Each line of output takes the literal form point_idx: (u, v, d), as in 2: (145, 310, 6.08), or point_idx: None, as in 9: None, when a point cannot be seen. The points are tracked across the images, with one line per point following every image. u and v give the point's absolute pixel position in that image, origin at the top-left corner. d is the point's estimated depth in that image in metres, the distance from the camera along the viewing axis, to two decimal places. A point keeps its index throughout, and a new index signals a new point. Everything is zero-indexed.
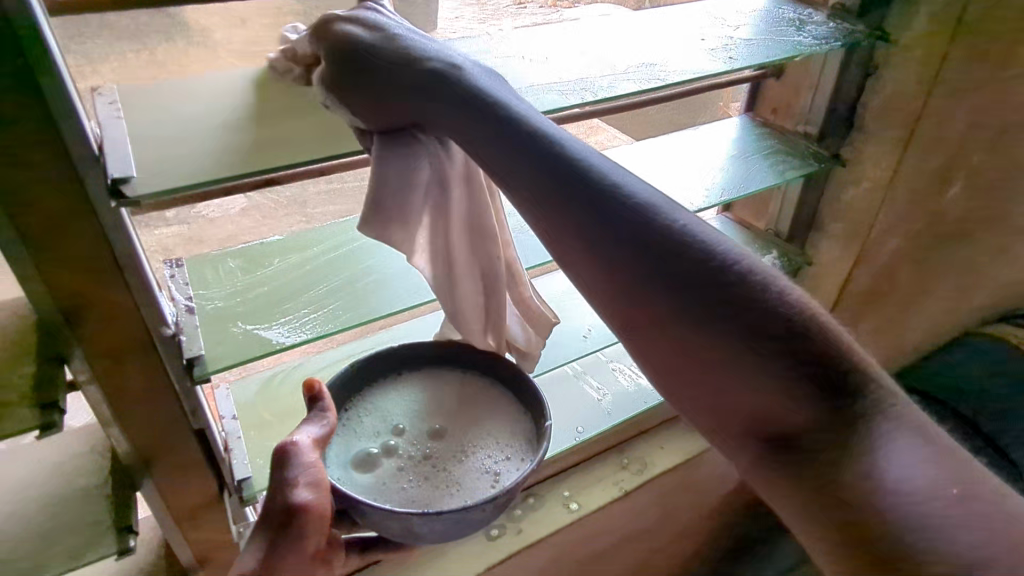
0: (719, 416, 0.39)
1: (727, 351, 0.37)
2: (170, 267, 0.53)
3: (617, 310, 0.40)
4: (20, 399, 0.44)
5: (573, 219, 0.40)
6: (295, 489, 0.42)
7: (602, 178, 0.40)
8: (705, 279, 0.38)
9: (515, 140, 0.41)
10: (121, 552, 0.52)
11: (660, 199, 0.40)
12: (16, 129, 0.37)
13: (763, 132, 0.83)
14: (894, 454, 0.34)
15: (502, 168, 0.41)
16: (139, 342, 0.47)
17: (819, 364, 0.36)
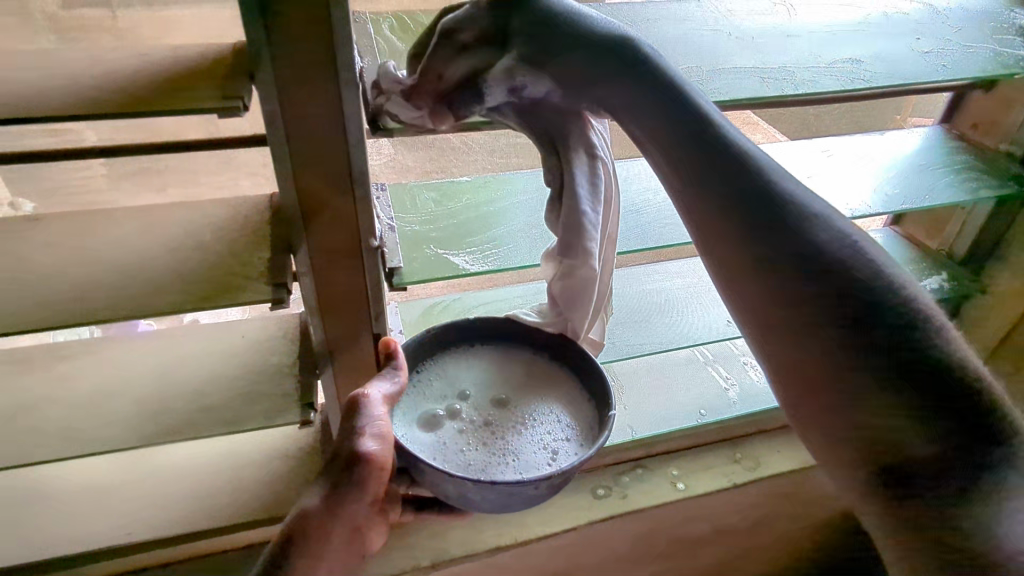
0: (852, 440, 0.46)
1: (877, 383, 0.45)
2: (376, 190, 0.61)
3: (795, 351, 0.47)
4: (259, 276, 0.52)
5: (778, 277, 0.47)
6: (363, 437, 0.53)
7: (786, 209, 0.47)
8: (858, 318, 0.45)
9: (704, 155, 0.47)
10: (302, 422, 0.60)
11: (829, 234, 0.47)
12: (305, 48, 0.44)
13: (958, 145, 0.78)
14: (993, 467, 0.44)
15: (703, 182, 0.48)
16: (352, 249, 0.55)
17: (955, 411, 0.44)
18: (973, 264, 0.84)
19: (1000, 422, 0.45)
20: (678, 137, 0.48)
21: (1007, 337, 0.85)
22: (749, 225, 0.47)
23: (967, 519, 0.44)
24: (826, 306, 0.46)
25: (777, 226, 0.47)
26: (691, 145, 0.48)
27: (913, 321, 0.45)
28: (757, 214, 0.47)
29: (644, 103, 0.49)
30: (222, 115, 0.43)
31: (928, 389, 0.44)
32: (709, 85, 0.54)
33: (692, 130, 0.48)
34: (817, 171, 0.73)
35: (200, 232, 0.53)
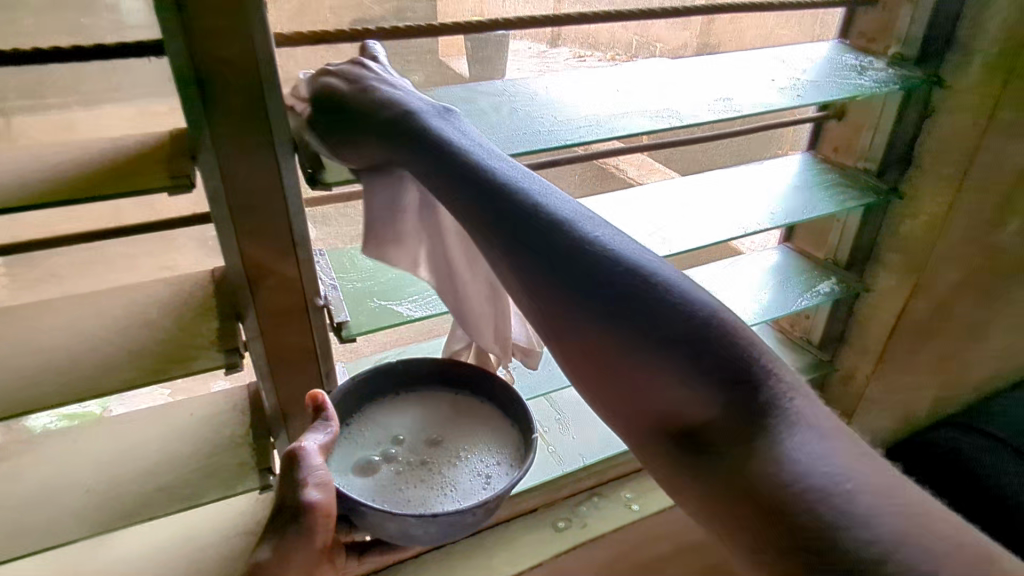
0: (635, 416, 0.40)
1: (656, 366, 0.39)
2: (316, 255, 0.64)
3: (546, 313, 0.43)
4: (210, 343, 0.54)
5: (503, 245, 0.44)
6: (306, 488, 0.51)
7: (505, 190, 0.45)
8: (589, 277, 0.41)
9: (445, 164, 0.48)
10: (262, 487, 0.62)
11: (562, 208, 0.44)
12: (243, 127, 0.48)
13: (823, 167, 0.90)
14: (789, 447, 0.35)
15: (449, 183, 0.47)
16: (298, 309, 0.58)
17: (720, 358, 0.37)
18: (856, 266, 0.95)
19: (796, 397, 0.37)
20: (426, 156, 0.49)
21: (896, 328, 0.96)
22: (497, 233, 0.44)
23: (753, 463, 0.35)
24: (574, 280, 0.41)
25: (515, 219, 0.44)
26: (428, 153, 0.49)
27: (647, 274, 0.40)
28: (501, 216, 0.44)
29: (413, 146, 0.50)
30: (171, 193, 0.46)
31: (693, 341, 0.38)
32: (605, 126, 0.62)
33: (433, 147, 0.49)
34: (711, 200, 0.83)
35: (146, 310, 0.55)
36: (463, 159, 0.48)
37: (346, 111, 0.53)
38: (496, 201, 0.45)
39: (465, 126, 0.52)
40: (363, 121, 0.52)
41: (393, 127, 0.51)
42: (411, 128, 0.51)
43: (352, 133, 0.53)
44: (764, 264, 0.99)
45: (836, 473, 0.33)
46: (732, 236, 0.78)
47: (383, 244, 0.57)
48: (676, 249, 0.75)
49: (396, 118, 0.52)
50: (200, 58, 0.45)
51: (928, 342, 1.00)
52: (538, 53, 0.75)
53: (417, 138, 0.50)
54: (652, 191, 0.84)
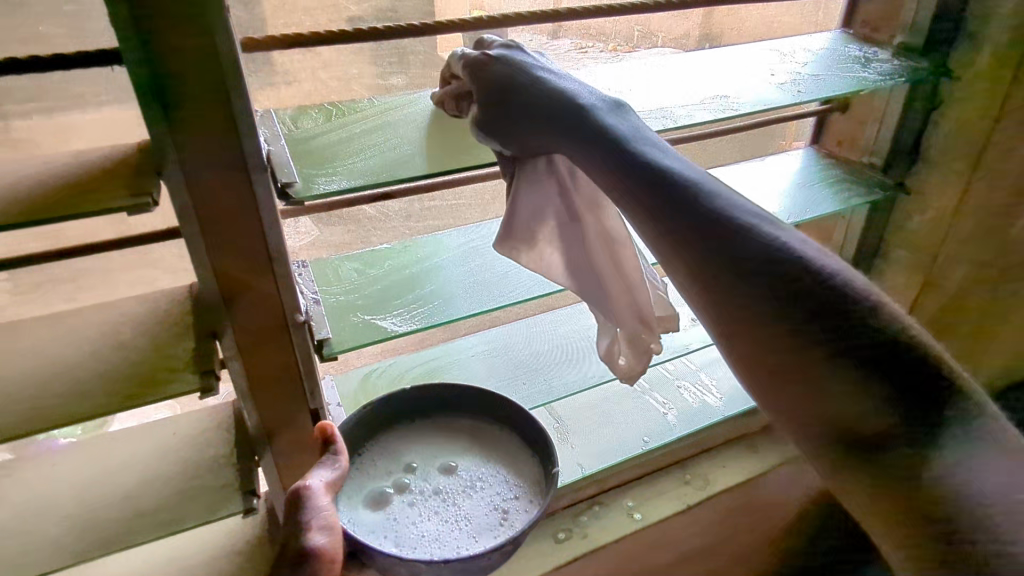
0: (811, 413, 0.44)
1: (843, 373, 0.42)
2: (296, 267, 0.62)
3: (727, 313, 0.45)
4: (185, 365, 0.51)
5: (701, 245, 0.46)
6: (311, 531, 0.49)
7: (698, 194, 0.46)
8: (785, 283, 0.44)
9: (631, 162, 0.48)
10: (245, 511, 0.59)
11: (750, 212, 0.46)
12: (209, 140, 0.46)
13: (828, 162, 0.86)
14: (969, 463, 0.40)
15: (630, 180, 0.48)
16: (277, 327, 0.55)
17: (910, 365, 0.42)
18: (861, 264, 0.92)
19: (974, 406, 0.42)
20: (602, 154, 0.49)
21: None
22: (688, 236, 0.46)
23: (938, 470, 0.40)
24: (772, 285, 0.44)
25: (707, 227, 0.45)
26: (610, 144, 0.49)
27: (843, 285, 0.44)
28: (698, 221, 0.46)
29: (587, 141, 0.50)
30: (131, 212, 0.43)
31: (884, 353, 0.42)
32: None
33: (617, 144, 0.49)
34: None
35: (120, 330, 0.53)
36: (646, 156, 0.48)
37: (521, 108, 0.52)
38: (684, 204, 0.46)
39: (645, 126, 0.52)
40: (535, 112, 0.52)
41: (571, 118, 0.50)
42: (588, 120, 0.50)
43: (509, 120, 0.52)
44: None
45: (994, 491, 0.38)
46: None
47: (520, 239, 0.55)
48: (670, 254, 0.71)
49: (570, 106, 0.51)
50: (160, 68, 0.42)
51: (938, 341, 0.97)
52: (543, 43, 0.72)
53: (597, 137, 0.49)
54: None
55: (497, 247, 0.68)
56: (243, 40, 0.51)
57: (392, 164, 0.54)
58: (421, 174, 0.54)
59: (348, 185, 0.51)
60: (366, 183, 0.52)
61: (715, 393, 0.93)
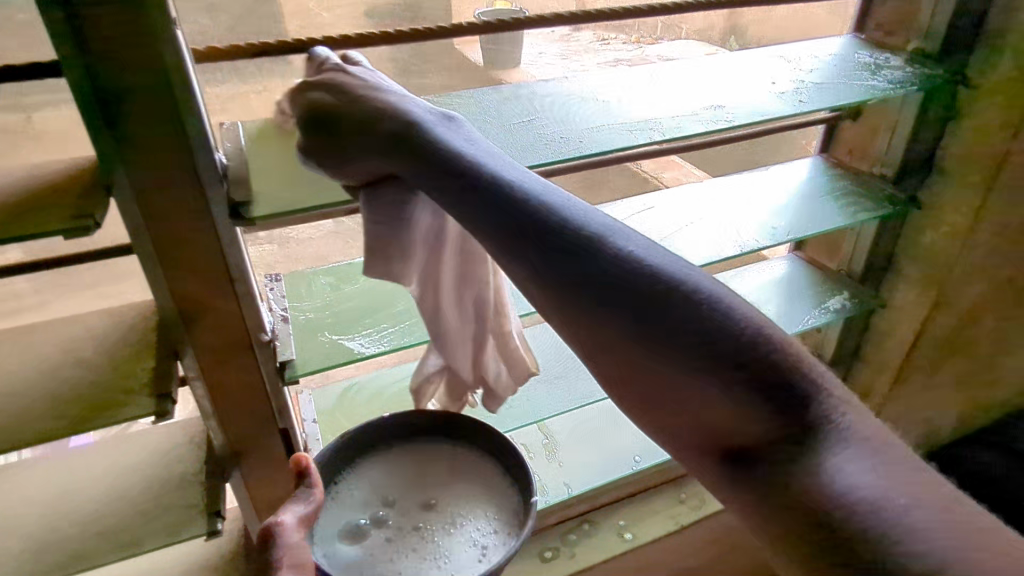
0: (686, 438, 0.36)
1: (692, 382, 0.35)
2: (269, 281, 0.59)
3: (575, 325, 0.38)
4: (142, 388, 0.50)
5: (534, 254, 0.38)
6: (280, 573, 0.46)
7: (520, 195, 0.40)
8: (620, 291, 0.36)
9: (453, 175, 0.41)
10: (209, 534, 0.57)
11: (577, 213, 0.39)
12: (158, 157, 0.44)
13: (836, 173, 0.82)
14: (850, 461, 0.31)
15: (451, 193, 0.41)
16: (241, 346, 0.53)
17: (771, 383, 0.33)
18: (871, 279, 0.87)
19: (847, 405, 0.34)
20: (434, 170, 0.42)
21: (915, 345, 0.89)
22: (523, 249, 0.39)
23: (806, 477, 0.31)
24: (607, 295, 0.37)
25: (530, 231, 0.39)
26: (427, 153, 0.42)
27: (685, 286, 0.36)
28: (526, 228, 0.39)
29: (422, 161, 0.42)
30: (70, 237, 0.41)
31: (746, 363, 0.34)
32: (573, 143, 0.54)
33: (440, 155, 0.42)
34: (716, 209, 0.75)
35: (79, 349, 0.51)
36: (467, 159, 0.42)
37: (339, 127, 0.45)
38: (512, 208, 0.39)
39: (474, 135, 0.45)
40: (347, 126, 0.45)
41: (389, 133, 0.44)
42: (410, 129, 0.44)
43: (325, 141, 0.45)
44: (771, 274, 0.91)
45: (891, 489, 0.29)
46: (723, 256, 0.70)
47: (379, 260, 0.49)
48: None
49: (383, 119, 0.44)
50: (102, 82, 0.40)
51: (951, 360, 0.92)
52: (562, 36, 0.69)
53: (420, 148, 0.43)
54: (645, 201, 0.75)
55: None
56: (195, 49, 0.48)
57: None
58: None
59: (299, 206, 0.48)
60: (323, 203, 0.49)
61: None
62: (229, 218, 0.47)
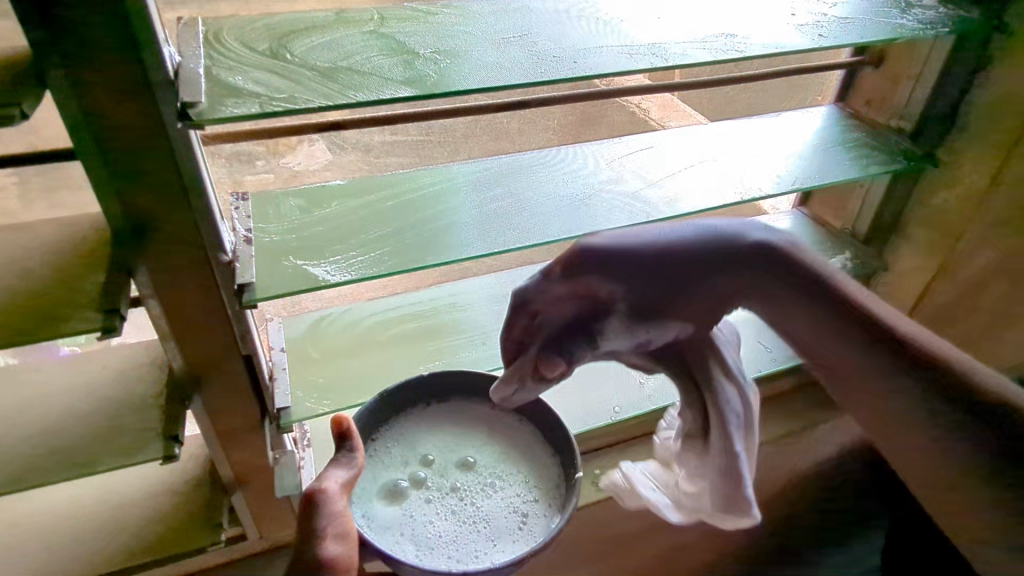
0: (913, 465, 0.44)
1: (920, 421, 0.42)
2: (235, 200, 0.56)
3: (875, 417, 0.44)
4: (88, 302, 0.46)
5: (817, 299, 0.43)
6: (325, 540, 0.44)
7: (781, 262, 0.44)
8: (894, 353, 0.42)
9: (680, 251, 0.44)
10: (166, 458, 0.55)
11: (825, 280, 0.43)
12: (96, 44, 0.38)
13: (851, 124, 0.77)
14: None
15: (761, 277, 0.44)
16: (198, 266, 0.50)
17: (999, 413, 0.42)
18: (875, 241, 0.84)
19: None
20: (693, 249, 0.44)
21: None
22: (820, 324, 0.43)
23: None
24: (901, 372, 0.42)
25: (816, 300, 0.43)
26: (675, 268, 0.44)
27: (933, 359, 0.42)
28: (765, 269, 0.44)
29: (718, 256, 0.44)
30: None
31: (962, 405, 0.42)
32: (570, 63, 0.49)
33: (703, 237, 0.44)
34: (722, 153, 0.70)
35: (20, 257, 0.48)
36: (744, 262, 0.44)
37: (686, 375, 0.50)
38: (802, 281, 0.43)
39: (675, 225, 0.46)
40: (670, 291, 0.44)
41: (653, 279, 0.44)
42: (647, 247, 0.44)
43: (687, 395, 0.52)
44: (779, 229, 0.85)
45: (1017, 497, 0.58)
46: (724, 204, 0.64)
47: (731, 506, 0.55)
48: (669, 212, 0.62)
49: (631, 252, 0.43)
50: None
51: None
52: None
53: (660, 269, 0.43)
54: (646, 140, 0.69)
55: (468, 190, 0.61)
56: None
57: (346, 85, 0.45)
58: (370, 100, 0.44)
59: (257, 111, 0.42)
60: (284, 109, 0.42)
61: None
62: (176, 119, 0.41)
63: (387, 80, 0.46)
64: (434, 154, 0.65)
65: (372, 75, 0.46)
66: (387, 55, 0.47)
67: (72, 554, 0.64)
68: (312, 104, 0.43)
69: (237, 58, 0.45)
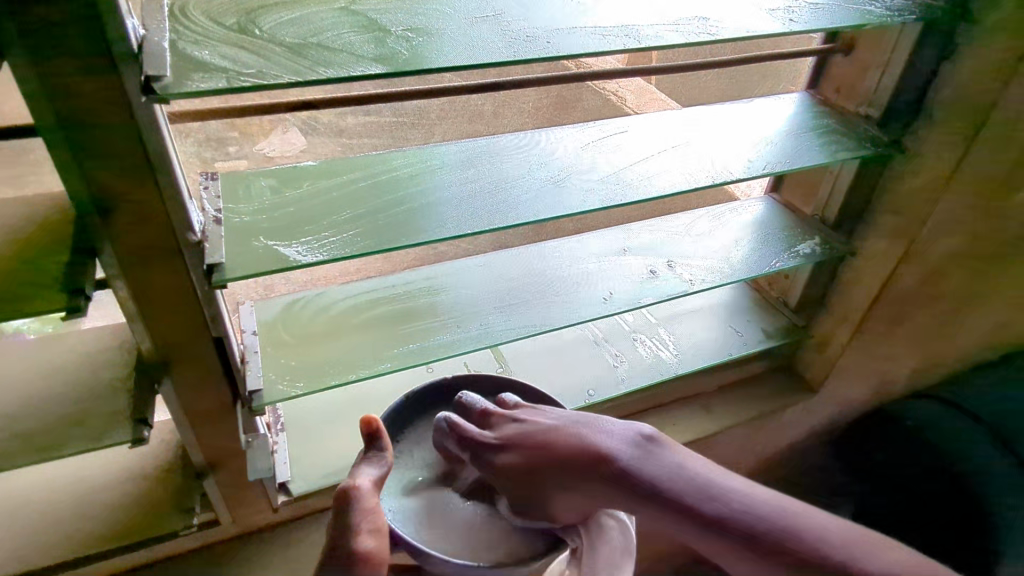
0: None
1: (751, 559, 0.48)
2: (204, 180, 0.55)
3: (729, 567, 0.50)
4: (49, 279, 0.45)
5: (671, 518, 0.50)
6: (359, 535, 0.46)
7: (652, 482, 0.51)
8: (725, 533, 0.48)
9: (572, 460, 0.53)
10: (134, 441, 0.54)
11: (690, 481, 0.51)
12: (54, 13, 0.37)
13: (821, 110, 0.78)
14: None
15: (630, 495, 0.51)
16: (166, 245, 0.49)
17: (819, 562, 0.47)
18: (844, 227, 0.85)
19: None
20: (557, 474, 0.53)
21: (880, 296, 0.87)
22: (683, 525, 0.50)
23: None
24: (734, 545, 0.48)
25: (673, 517, 0.50)
26: (568, 474, 0.53)
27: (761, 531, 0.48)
28: (641, 492, 0.51)
29: (582, 474, 0.52)
30: None
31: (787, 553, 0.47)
32: (542, 43, 0.49)
33: (587, 460, 0.52)
34: (694, 137, 0.70)
35: None
36: (628, 471, 0.51)
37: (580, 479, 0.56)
38: (678, 500, 0.50)
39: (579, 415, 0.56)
40: (534, 482, 0.54)
41: (520, 472, 0.54)
42: (539, 467, 0.54)
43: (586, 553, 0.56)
44: (745, 216, 0.87)
45: None
46: (695, 186, 0.65)
47: None
48: (640, 195, 0.62)
49: (513, 469, 0.54)
50: None
51: (915, 314, 0.91)
52: None
53: (543, 480, 0.53)
54: (619, 124, 0.69)
55: (440, 173, 0.61)
56: None
57: (317, 59, 0.44)
58: (341, 76, 0.43)
59: (224, 86, 0.41)
60: (252, 84, 0.42)
61: (671, 349, 0.89)
62: (140, 91, 0.41)
63: (357, 56, 0.45)
64: (408, 136, 0.68)
65: (342, 51, 0.45)
66: (358, 32, 0.47)
67: (39, 542, 0.63)
68: (282, 79, 0.42)
69: (204, 34, 0.44)
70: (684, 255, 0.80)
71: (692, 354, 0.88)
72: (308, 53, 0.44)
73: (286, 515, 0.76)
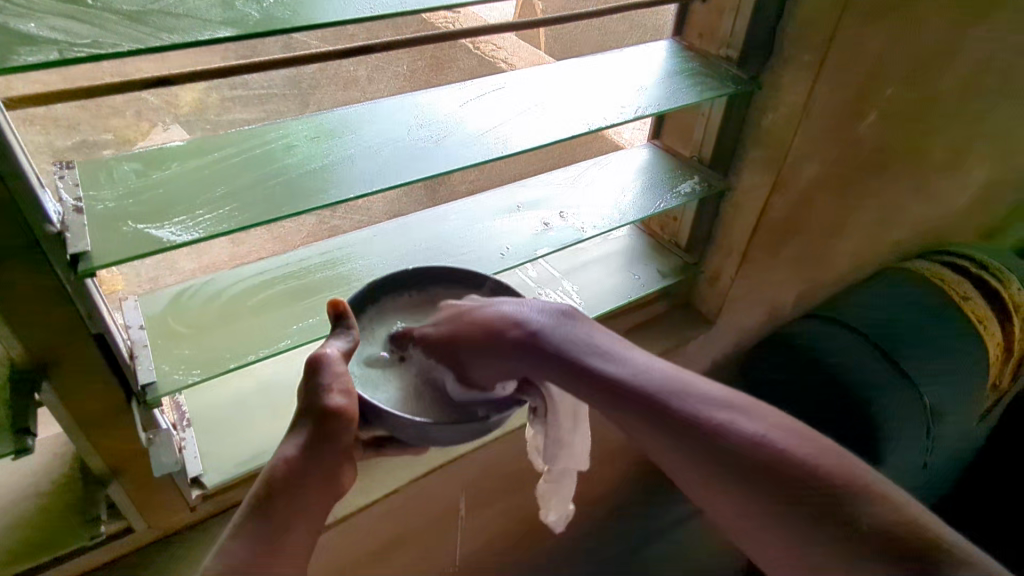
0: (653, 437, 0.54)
1: (636, 412, 0.54)
2: (58, 169, 0.51)
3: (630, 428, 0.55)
4: None
5: (570, 378, 0.56)
6: (330, 392, 0.52)
7: (552, 345, 0.57)
8: (614, 389, 0.55)
9: (488, 338, 0.58)
10: (19, 452, 0.53)
11: (589, 347, 0.57)
12: None
13: (687, 55, 0.82)
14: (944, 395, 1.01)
15: (529, 361, 0.57)
16: (22, 240, 0.46)
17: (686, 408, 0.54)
18: (720, 164, 0.90)
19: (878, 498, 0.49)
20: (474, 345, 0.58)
21: (758, 226, 0.94)
22: (581, 385, 0.56)
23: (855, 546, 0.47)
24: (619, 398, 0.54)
25: (566, 376, 0.56)
26: (482, 344, 0.57)
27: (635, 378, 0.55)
28: (543, 355, 0.57)
29: (489, 345, 0.57)
30: None
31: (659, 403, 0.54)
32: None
33: (502, 336, 0.57)
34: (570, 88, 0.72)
35: None
36: (536, 340, 0.57)
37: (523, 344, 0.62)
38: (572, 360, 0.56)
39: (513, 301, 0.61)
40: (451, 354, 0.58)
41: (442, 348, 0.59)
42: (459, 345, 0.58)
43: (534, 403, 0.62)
44: (630, 163, 0.90)
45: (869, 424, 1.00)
46: (571, 135, 0.67)
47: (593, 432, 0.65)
48: (519, 147, 0.64)
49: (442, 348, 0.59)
50: None
51: (791, 240, 0.99)
52: None
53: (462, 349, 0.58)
54: (496, 81, 0.70)
55: (314, 142, 0.60)
56: None
57: (160, 26, 0.42)
58: (190, 40, 0.42)
59: (58, 59, 0.39)
60: (91, 56, 0.40)
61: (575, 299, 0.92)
62: None
63: (204, 21, 0.44)
64: (281, 109, 0.66)
65: (187, 17, 0.43)
66: None
67: None
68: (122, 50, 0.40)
69: (27, 6, 0.41)
70: (575, 205, 0.83)
71: (594, 300, 0.92)
72: (149, 21, 0.43)
73: (204, 512, 0.73)
